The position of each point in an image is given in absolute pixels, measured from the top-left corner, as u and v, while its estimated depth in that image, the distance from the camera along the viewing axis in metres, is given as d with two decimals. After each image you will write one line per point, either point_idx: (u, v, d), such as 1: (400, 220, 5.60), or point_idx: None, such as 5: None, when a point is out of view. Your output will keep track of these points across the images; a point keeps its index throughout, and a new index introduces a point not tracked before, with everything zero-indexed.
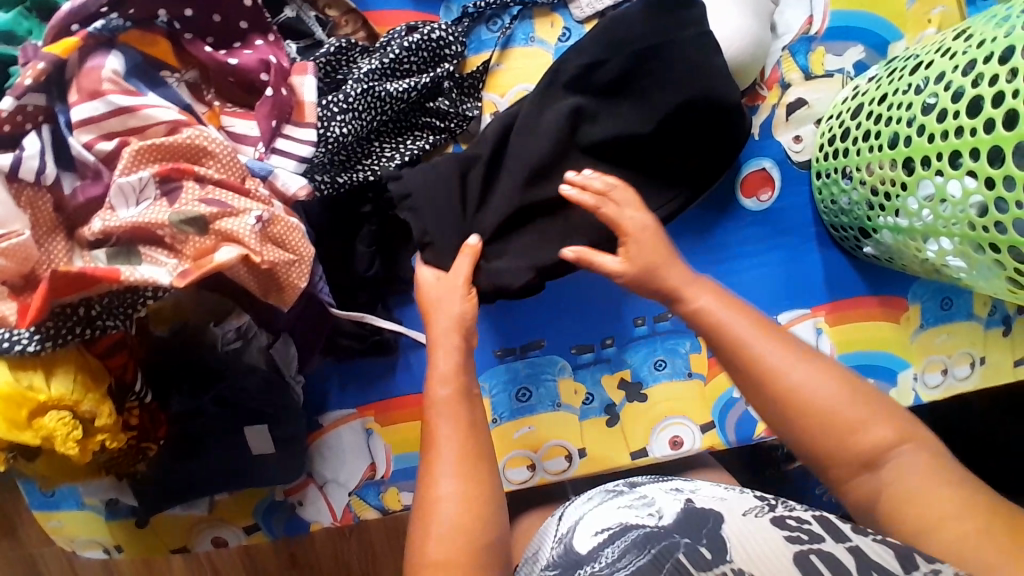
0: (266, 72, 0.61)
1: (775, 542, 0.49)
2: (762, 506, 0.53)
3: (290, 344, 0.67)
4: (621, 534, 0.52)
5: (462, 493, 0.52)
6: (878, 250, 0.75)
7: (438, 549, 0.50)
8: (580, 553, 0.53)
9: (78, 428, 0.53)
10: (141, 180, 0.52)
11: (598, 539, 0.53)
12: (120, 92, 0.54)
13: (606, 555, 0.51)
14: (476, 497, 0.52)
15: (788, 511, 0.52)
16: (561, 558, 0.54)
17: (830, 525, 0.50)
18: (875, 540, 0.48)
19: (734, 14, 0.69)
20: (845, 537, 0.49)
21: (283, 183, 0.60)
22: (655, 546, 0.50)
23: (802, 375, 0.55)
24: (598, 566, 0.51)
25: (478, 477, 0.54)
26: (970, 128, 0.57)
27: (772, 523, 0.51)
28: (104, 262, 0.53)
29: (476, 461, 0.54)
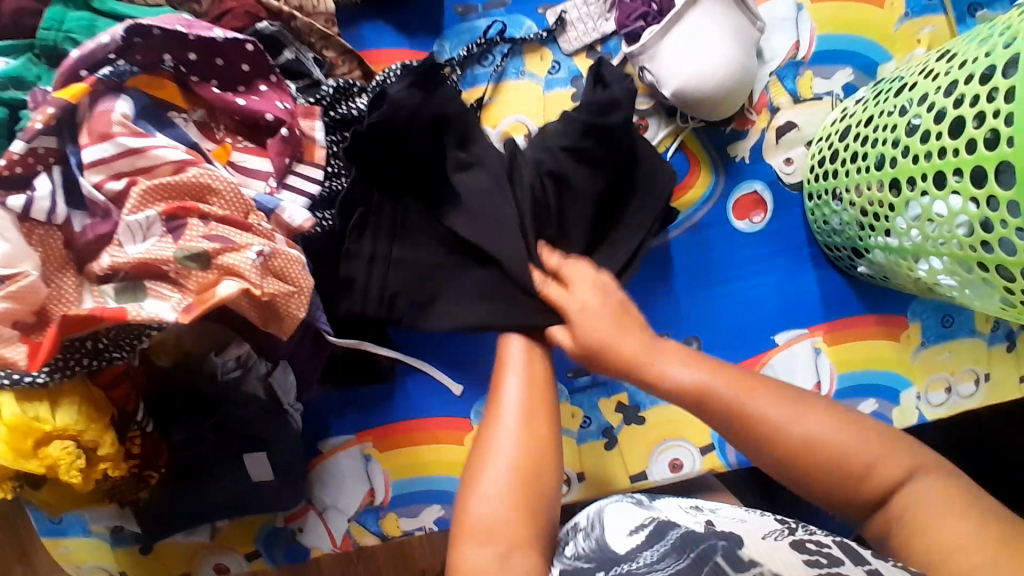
0: (274, 113, 0.62)
1: (796, 564, 0.46)
2: (782, 529, 0.50)
3: (290, 372, 0.67)
4: (661, 536, 0.49)
5: (511, 504, 0.50)
6: (872, 270, 0.75)
7: (487, 511, 0.49)
8: (616, 552, 0.50)
9: (80, 457, 0.55)
10: (148, 219, 0.53)
11: (635, 540, 0.50)
12: (129, 133, 0.54)
13: (644, 557, 0.48)
14: (528, 465, 0.51)
15: (807, 535, 0.50)
16: (592, 551, 0.51)
17: (852, 551, 0.47)
18: (897, 565, 0.46)
19: (721, 45, 0.70)
20: (864, 560, 0.46)
21: (288, 217, 0.60)
22: (693, 550, 0.46)
23: (803, 426, 0.51)
24: (635, 566, 0.48)
25: (531, 493, 0.51)
26: (952, 150, 0.57)
27: (793, 547, 0.47)
28: (112, 296, 0.54)
29: (539, 437, 0.53)
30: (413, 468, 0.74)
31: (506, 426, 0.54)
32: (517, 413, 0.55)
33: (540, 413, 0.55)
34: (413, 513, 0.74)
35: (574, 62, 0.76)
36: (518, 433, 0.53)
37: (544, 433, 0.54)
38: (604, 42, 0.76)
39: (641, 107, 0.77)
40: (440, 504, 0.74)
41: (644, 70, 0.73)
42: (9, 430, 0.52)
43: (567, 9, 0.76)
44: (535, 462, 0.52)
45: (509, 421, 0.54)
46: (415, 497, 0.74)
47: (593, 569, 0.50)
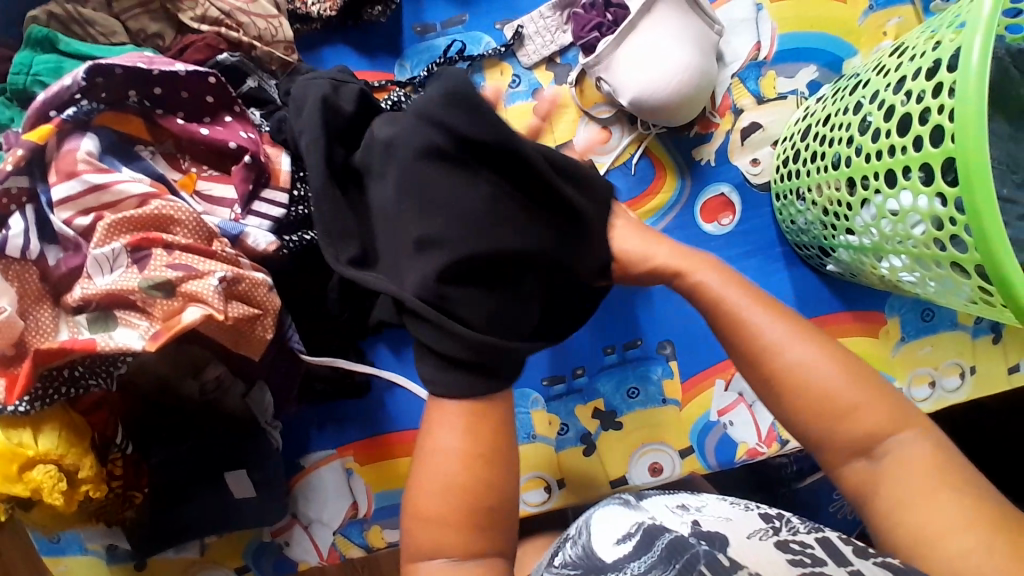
0: (236, 141, 0.64)
1: (778, 564, 0.46)
2: (766, 529, 0.50)
3: (266, 392, 0.70)
4: (649, 546, 0.49)
5: (458, 518, 0.52)
6: (840, 268, 0.75)
7: (428, 535, 0.52)
8: (604, 561, 0.50)
9: (63, 479, 0.57)
10: (114, 251, 0.55)
11: (622, 549, 0.50)
12: (94, 170, 0.57)
13: (632, 568, 0.48)
14: (471, 484, 0.52)
15: (790, 534, 0.49)
16: (580, 560, 0.51)
17: (832, 548, 0.47)
18: (878, 564, 0.46)
19: (676, 50, 0.70)
20: (849, 561, 0.46)
21: (253, 241, 0.63)
22: (678, 560, 0.46)
23: (794, 355, 0.54)
24: None
25: (476, 505, 0.52)
26: (901, 147, 0.57)
27: (776, 547, 0.47)
28: (86, 327, 0.56)
29: (488, 459, 0.54)
30: (393, 480, 0.75)
31: (443, 438, 0.54)
32: (455, 419, 0.54)
33: (482, 422, 0.54)
34: (396, 524, 0.75)
35: (533, 76, 0.78)
36: (458, 444, 0.53)
37: (499, 424, 0.55)
38: (563, 54, 0.78)
39: (602, 117, 0.78)
40: None
41: (602, 81, 0.75)
42: None
43: (524, 24, 0.77)
44: (486, 480, 0.53)
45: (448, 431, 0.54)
46: (397, 509, 0.75)
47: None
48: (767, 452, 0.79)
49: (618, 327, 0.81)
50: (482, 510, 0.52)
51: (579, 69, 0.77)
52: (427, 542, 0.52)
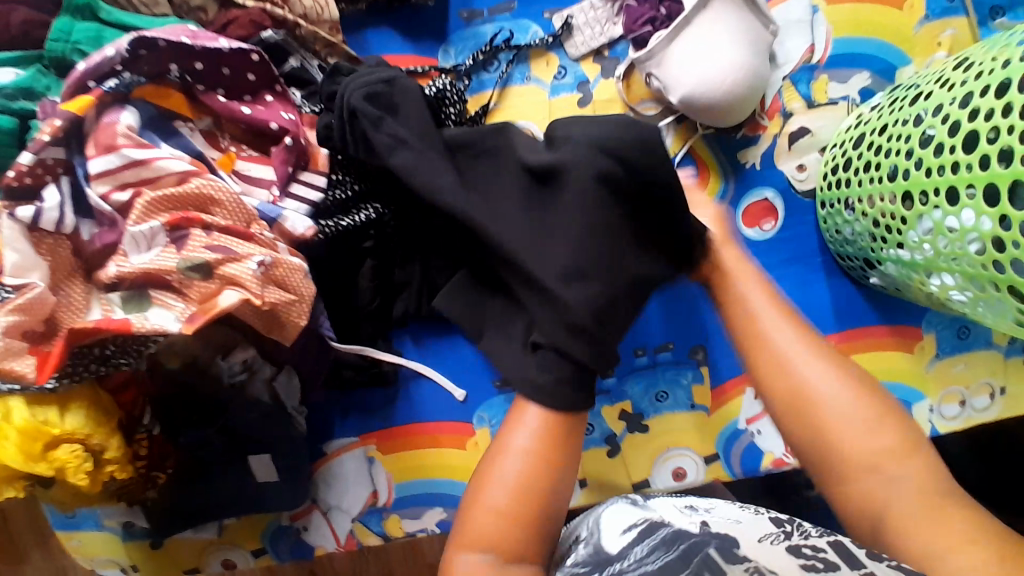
0: (277, 122, 0.62)
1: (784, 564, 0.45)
2: (777, 532, 0.49)
3: (293, 376, 0.69)
4: (651, 532, 0.50)
5: (518, 509, 0.52)
6: (884, 281, 0.73)
7: (482, 530, 0.52)
8: (609, 552, 0.51)
9: (89, 459, 0.56)
10: (151, 229, 0.54)
11: (627, 538, 0.51)
12: (134, 145, 0.55)
13: (635, 553, 0.49)
14: (534, 490, 0.54)
15: (803, 540, 0.48)
16: (590, 555, 0.51)
17: (845, 551, 0.46)
18: (889, 566, 0.45)
19: (729, 48, 0.68)
20: (859, 563, 0.45)
21: (291, 225, 0.61)
22: (682, 543, 0.48)
23: (823, 385, 0.54)
24: (626, 564, 0.48)
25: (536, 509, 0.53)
26: (966, 164, 0.55)
27: (787, 551, 0.46)
28: (120, 306, 0.55)
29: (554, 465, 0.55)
30: (415, 470, 0.75)
31: (515, 439, 0.56)
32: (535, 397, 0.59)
33: (553, 436, 0.56)
34: (415, 515, 0.75)
35: (580, 68, 0.76)
36: (530, 445, 0.55)
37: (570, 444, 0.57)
38: (613, 46, 0.76)
39: (648, 113, 0.76)
40: (443, 507, 0.75)
41: (652, 77, 0.72)
42: (19, 434, 0.53)
43: (573, 14, 0.75)
44: (547, 485, 0.54)
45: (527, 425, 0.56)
46: (417, 499, 0.75)
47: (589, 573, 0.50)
48: (794, 462, 0.77)
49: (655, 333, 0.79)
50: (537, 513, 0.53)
51: (627, 63, 0.74)
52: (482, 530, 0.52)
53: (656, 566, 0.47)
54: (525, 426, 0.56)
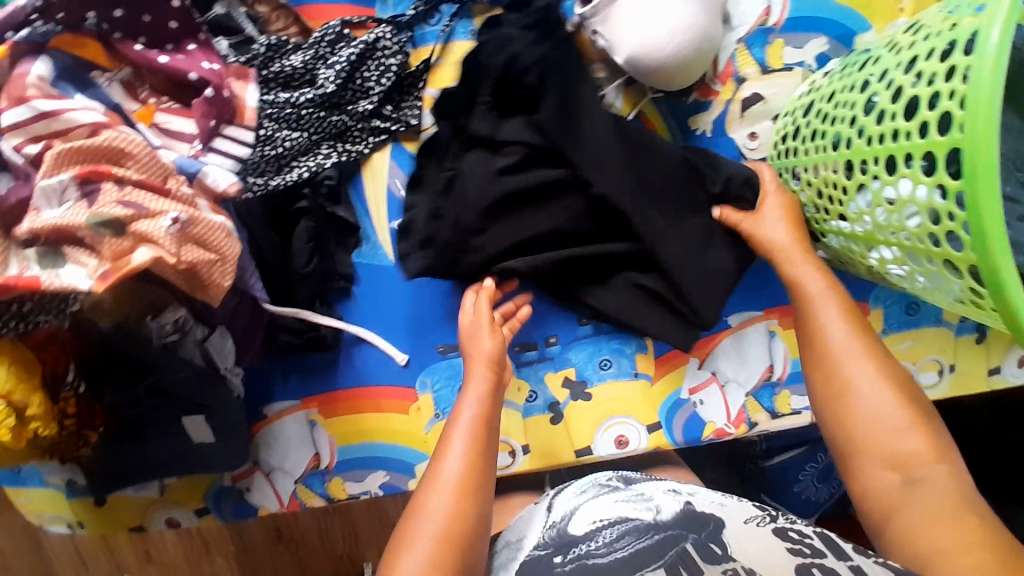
0: (197, 72, 0.62)
1: (778, 551, 0.54)
2: (762, 516, 0.57)
3: (227, 337, 0.68)
4: (620, 520, 0.56)
5: (440, 563, 0.53)
6: (829, 254, 0.72)
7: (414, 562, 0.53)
8: (574, 534, 0.56)
9: (11, 416, 0.55)
10: (61, 183, 0.53)
11: (595, 525, 0.57)
12: (44, 96, 0.54)
13: (603, 536, 0.55)
14: (462, 510, 0.56)
15: (787, 522, 0.57)
16: (552, 538, 0.57)
17: (832, 543, 0.54)
18: (877, 562, 0.52)
19: (678, 6, 0.65)
20: (846, 555, 0.53)
21: (212, 181, 0.60)
22: (658, 533, 0.55)
23: (874, 403, 0.58)
24: (594, 546, 0.55)
25: (458, 560, 0.54)
26: (906, 132, 0.54)
27: (775, 534, 0.55)
28: (35, 262, 0.53)
29: (477, 481, 0.59)
30: (357, 435, 0.75)
31: (435, 500, 0.57)
32: (468, 429, 0.61)
33: (471, 488, 0.58)
34: (358, 477, 0.75)
35: None
36: (448, 507, 0.56)
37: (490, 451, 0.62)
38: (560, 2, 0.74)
39: (596, 75, 0.74)
40: (385, 471, 0.75)
41: (597, 35, 0.70)
42: None
43: None
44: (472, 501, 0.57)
45: (449, 477, 0.58)
46: (359, 462, 0.75)
47: (551, 555, 0.56)
48: (734, 433, 0.78)
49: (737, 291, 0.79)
50: (455, 562, 0.54)
51: (576, 20, 0.72)
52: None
53: (625, 555, 0.54)
54: (461, 436, 0.61)
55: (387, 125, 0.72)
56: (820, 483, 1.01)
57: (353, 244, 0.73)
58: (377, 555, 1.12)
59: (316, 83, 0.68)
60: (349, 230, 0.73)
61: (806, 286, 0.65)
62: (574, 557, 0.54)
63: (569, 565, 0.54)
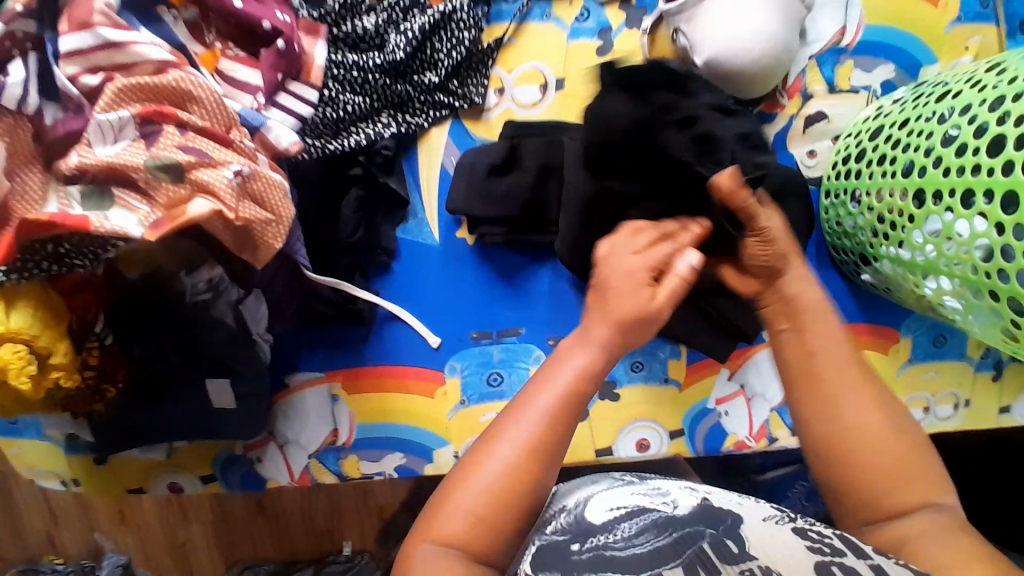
0: (271, 21, 0.59)
1: (796, 550, 0.44)
2: (782, 516, 0.49)
3: (261, 301, 0.66)
4: (640, 513, 0.49)
5: (491, 525, 0.43)
6: (876, 279, 0.73)
7: (451, 526, 0.43)
8: (592, 523, 0.49)
9: (32, 363, 0.51)
10: (120, 120, 0.49)
11: (614, 513, 0.50)
12: (110, 25, 0.51)
13: (622, 530, 0.48)
14: (525, 485, 0.44)
15: (808, 524, 0.48)
16: (571, 525, 0.50)
17: (851, 544, 0.45)
18: (898, 564, 0.42)
19: (758, 13, 0.65)
20: (867, 555, 0.43)
21: (275, 137, 0.57)
22: (676, 531, 0.47)
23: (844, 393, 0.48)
24: (612, 538, 0.47)
25: (499, 532, 0.43)
26: (987, 168, 0.53)
27: (793, 532, 0.46)
28: (78, 202, 0.49)
29: (552, 454, 0.45)
30: (380, 413, 0.72)
31: (499, 450, 0.44)
32: (562, 389, 0.46)
33: (546, 449, 0.45)
34: (376, 458, 0.73)
35: (604, 13, 0.73)
36: (506, 475, 0.44)
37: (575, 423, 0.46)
38: None
39: None
40: (403, 453, 0.73)
41: (679, 33, 0.69)
42: None
43: None
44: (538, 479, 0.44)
45: (519, 438, 0.44)
46: (379, 442, 0.72)
47: (568, 542, 0.48)
48: (755, 447, 0.78)
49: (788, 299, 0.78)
50: (510, 524, 0.43)
51: (656, 15, 0.71)
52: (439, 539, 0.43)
53: (644, 550, 0.45)
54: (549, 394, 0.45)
55: (450, 100, 0.70)
56: (809, 501, 1.03)
57: (400, 218, 0.71)
58: (359, 535, 1.09)
59: (385, 48, 0.66)
60: (397, 202, 0.71)
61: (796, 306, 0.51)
62: (592, 545, 0.47)
63: (587, 553, 0.46)
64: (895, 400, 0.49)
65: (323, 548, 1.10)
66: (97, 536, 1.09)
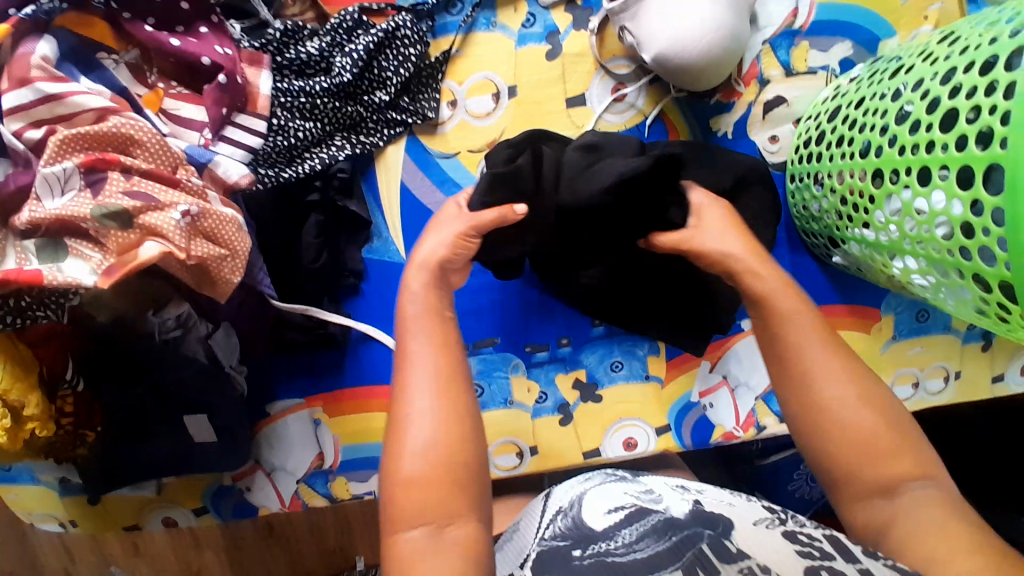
0: (209, 56, 0.60)
1: (788, 555, 0.46)
2: (772, 517, 0.50)
3: (231, 333, 0.67)
4: (641, 517, 0.49)
5: (438, 483, 0.48)
6: (846, 260, 0.72)
7: (413, 492, 0.47)
8: (592, 528, 0.49)
9: (7, 417, 0.53)
10: (65, 171, 0.50)
11: (613, 518, 0.49)
12: (48, 79, 0.52)
13: (623, 536, 0.48)
14: (452, 418, 0.50)
15: (798, 525, 0.49)
16: (570, 529, 0.50)
17: (840, 545, 0.47)
18: (887, 566, 0.45)
19: (704, 6, 0.64)
20: (855, 558, 0.45)
21: (223, 171, 0.58)
22: (675, 533, 0.47)
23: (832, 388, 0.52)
24: (614, 546, 0.47)
25: (457, 472, 0.48)
26: (942, 144, 0.53)
27: (783, 537, 0.48)
28: (34, 255, 0.50)
29: (452, 379, 0.52)
30: (363, 435, 0.73)
31: (418, 409, 0.50)
32: (425, 324, 0.55)
33: (457, 392, 0.52)
34: (363, 478, 0.73)
35: (550, 17, 0.73)
36: (432, 419, 0.50)
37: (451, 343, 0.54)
38: None
39: (619, 71, 0.73)
40: None
41: (625, 31, 0.69)
42: None
43: None
44: (458, 411, 0.51)
45: (421, 381, 0.51)
46: (365, 463, 0.73)
47: (569, 547, 0.48)
48: (743, 437, 0.77)
49: None
50: (462, 462, 0.49)
51: (601, 16, 0.71)
52: (413, 513, 0.47)
53: (645, 556, 0.46)
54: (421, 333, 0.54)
55: (404, 117, 0.70)
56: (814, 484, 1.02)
57: (364, 239, 0.71)
58: (369, 549, 1.10)
59: (332, 71, 0.66)
60: (361, 224, 0.71)
61: (764, 296, 0.56)
62: (593, 552, 0.47)
63: (589, 561, 0.47)
64: (870, 392, 0.52)
65: (334, 563, 1.12)
66: (113, 570, 1.11)
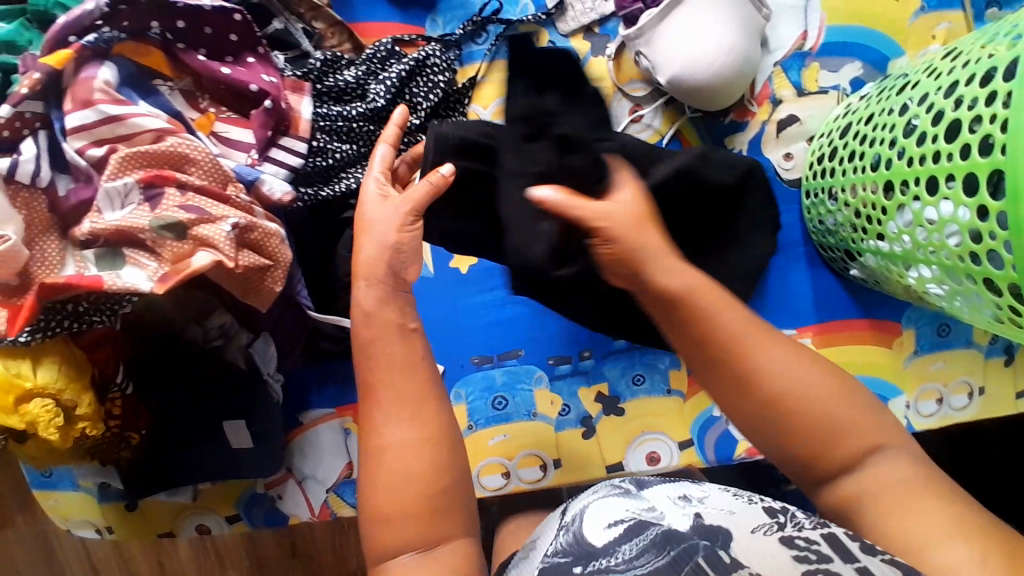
0: (258, 84, 0.65)
1: (784, 563, 0.44)
2: (771, 523, 0.48)
3: (269, 343, 0.69)
4: (640, 531, 0.48)
5: (421, 518, 0.47)
6: (864, 273, 0.74)
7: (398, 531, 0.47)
8: (593, 544, 0.49)
9: (60, 415, 0.56)
10: (126, 185, 0.55)
11: (613, 532, 0.49)
12: (110, 101, 0.56)
13: (623, 551, 0.47)
14: (427, 449, 0.48)
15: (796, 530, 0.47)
16: (571, 546, 0.50)
17: (839, 544, 0.45)
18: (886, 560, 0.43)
19: (716, 29, 0.68)
20: (854, 556, 0.43)
21: (269, 189, 0.62)
22: (674, 547, 0.46)
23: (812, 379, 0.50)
24: (614, 562, 0.47)
25: (438, 501, 0.47)
26: (947, 154, 0.55)
27: (780, 542, 0.46)
28: (93, 263, 0.55)
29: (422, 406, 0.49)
30: None
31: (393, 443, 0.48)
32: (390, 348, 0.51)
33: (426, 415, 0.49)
34: None
35: (570, 44, 0.77)
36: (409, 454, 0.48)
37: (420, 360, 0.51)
38: (602, 24, 0.77)
39: (636, 94, 0.76)
40: None
41: (641, 56, 0.73)
42: None
43: None
44: (432, 440, 0.48)
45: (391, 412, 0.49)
46: None
47: (569, 565, 0.48)
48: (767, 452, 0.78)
49: (788, 302, 0.79)
50: (444, 491, 0.48)
51: (618, 42, 0.76)
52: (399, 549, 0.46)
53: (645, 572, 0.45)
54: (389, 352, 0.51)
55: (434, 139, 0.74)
56: None
57: None
58: None
59: (367, 97, 0.71)
60: None
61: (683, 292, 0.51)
62: (594, 569, 0.47)
63: None
64: None
65: None
66: None
